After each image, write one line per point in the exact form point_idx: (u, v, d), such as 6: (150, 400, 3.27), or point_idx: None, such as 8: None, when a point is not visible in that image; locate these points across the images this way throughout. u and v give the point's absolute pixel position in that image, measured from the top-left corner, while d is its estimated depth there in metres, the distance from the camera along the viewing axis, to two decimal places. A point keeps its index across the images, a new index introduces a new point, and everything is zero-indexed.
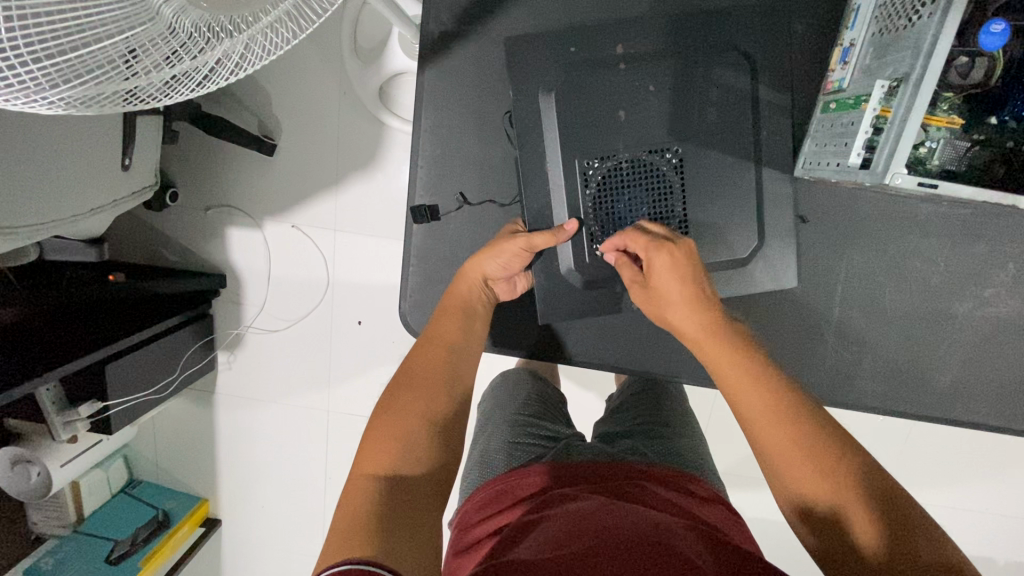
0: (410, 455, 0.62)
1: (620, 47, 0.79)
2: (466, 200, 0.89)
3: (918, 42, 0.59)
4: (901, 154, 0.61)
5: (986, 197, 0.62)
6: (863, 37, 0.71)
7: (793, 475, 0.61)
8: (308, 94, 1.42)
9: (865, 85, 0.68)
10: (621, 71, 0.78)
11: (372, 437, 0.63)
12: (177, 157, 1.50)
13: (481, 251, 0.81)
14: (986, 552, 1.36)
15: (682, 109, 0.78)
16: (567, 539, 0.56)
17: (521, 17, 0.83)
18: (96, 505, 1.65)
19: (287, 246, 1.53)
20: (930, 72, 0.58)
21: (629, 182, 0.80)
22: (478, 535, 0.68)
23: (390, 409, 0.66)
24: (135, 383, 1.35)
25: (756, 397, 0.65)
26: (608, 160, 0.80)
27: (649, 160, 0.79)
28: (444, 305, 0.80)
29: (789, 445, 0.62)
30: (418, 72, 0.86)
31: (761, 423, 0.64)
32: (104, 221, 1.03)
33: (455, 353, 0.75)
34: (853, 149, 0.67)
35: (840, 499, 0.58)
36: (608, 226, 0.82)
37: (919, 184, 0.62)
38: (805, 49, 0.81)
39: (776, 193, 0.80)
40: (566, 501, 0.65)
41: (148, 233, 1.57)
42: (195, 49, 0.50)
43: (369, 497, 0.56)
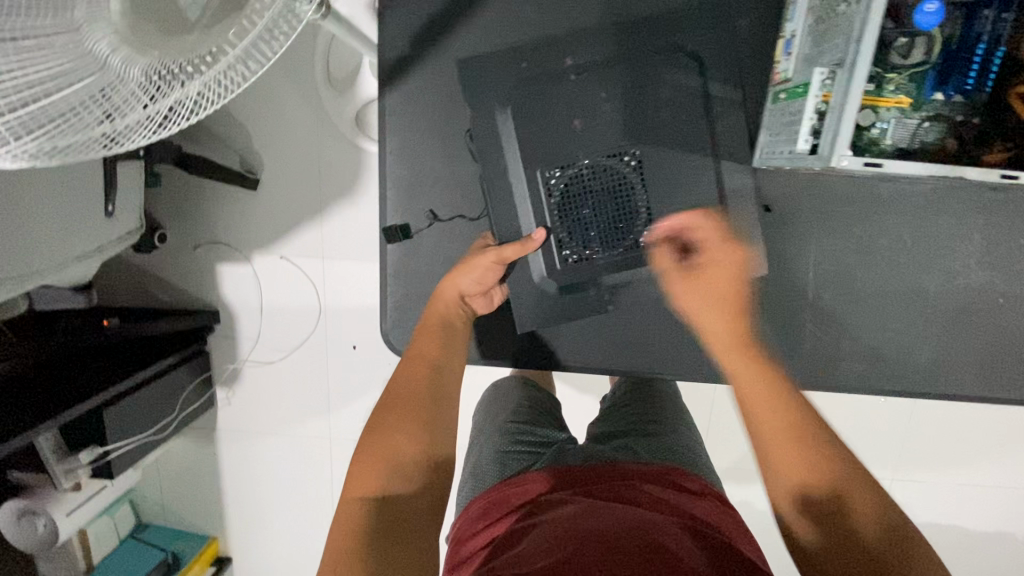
0: (399, 473, 0.63)
1: (569, 60, 0.81)
2: (436, 217, 0.90)
3: (851, 27, 0.61)
4: (843, 138, 0.64)
5: (928, 170, 0.67)
6: (803, 28, 0.73)
7: (814, 477, 0.62)
8: (285, 127, 1.45)
9: (807, 73, 0.69)
10: (572, 81, 0.80)
11: (361, 460, 0.63)
12: (161, 198, 1.52)
13: (455, 269, 0.83)
14: (990, 522, 1.36)
15: (637, 111, 0.80)
16: (560, 547, 0.56)
17: (476, 34, 0.85)
18: (105, 552, 1.64)
19: (276, 277, 1.55)
20: (863, 56, 0.60)
21: (591, 188, 0.82)
22: (473, 547, 0.68)
23: (376, 431, 0.66)
24: (135, 426, 1.35)
25: (761, 388, 0.69)
26: (570, 169, 0.81)
27: (610, 164, 0.81)
28: (423, 323, 0.81)
29: (793, 437, 0.65)
30: (381, 97, 0.88)
31: (773, 420, 0.67)
32: (91, 267, 1.04)
33: (437, 366, 0.75)
34: (800, 136, 0.69)
35: (863, 506, 0.60)
36: (576, 233, 0.83)
37: (863, 165, 0.66)
38: (754, 42, 0.83)
39: (740, 183, 0.81)
40: (558, 505, 0.66)
41: (138, 274, 1.58)
42: (146, 97, 0.52)
43: (360, 522, 0.58)
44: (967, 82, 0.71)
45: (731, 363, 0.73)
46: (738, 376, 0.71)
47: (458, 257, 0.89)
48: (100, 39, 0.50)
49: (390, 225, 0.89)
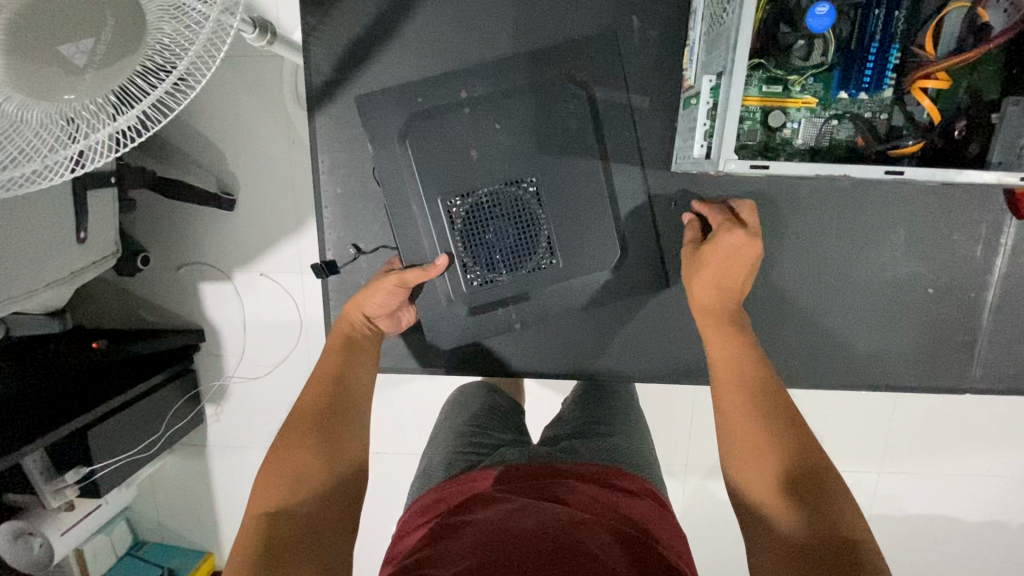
0: (305, 484, 0.64)
1: (464, 91, 0.86)
2: (358, 249, 0.94)
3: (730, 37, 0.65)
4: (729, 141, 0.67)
5: (809, 171, 0.73)
6: (699, 35, 0.77)
7: (782, 450, 0.70)
8: (251, 147, 1.49)
9: (700, 78, 0.74)
10: (465, 114, 0.86)
11: (267, 472, 0.65)
12: (139, 223, 1.57)
13: (359, 293, 0.86)
14: (969, 505, 1.36)
15: (545, 129, 0.86)
16: (481, 546, 0.61)
17: (403, 52, 0.88)
18: (103, 570, 1.68)
19: (258, 294, 1.58)
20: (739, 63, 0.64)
21: (493, 214, 0.87)
22: (405, 544, 0.72)
23: (285, 443, 0.68)
24: (120, 444, 1.39)
25: (742, 377, 0.78)
26: (470, 197, 0.86)
27: (508, 191, 0.86)
28: (326, 344, 0.84)
29: (766, 420, 0.73)
30: (312, 118, 0.90)
31: (756, 406, 0.75)
32: (66, 292, 1.08)
33: (343, 383, 0.77)
34: (696, 143, 0.75)
35: (824, 476, 0.67)
36: (481, 255, 0.89)
37: (749, 168, 0.66)
38: (667, 50, 0.86)
39: (632, 195, 0.91)
40: (491, 504, 0.71)
41: (124, 297, 1.63)
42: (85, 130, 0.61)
43: (261, 529, 0.59)
44: (863, 79, 0.83)
45: (721, 355, 0.81)
46: (729, 369, 0.79)
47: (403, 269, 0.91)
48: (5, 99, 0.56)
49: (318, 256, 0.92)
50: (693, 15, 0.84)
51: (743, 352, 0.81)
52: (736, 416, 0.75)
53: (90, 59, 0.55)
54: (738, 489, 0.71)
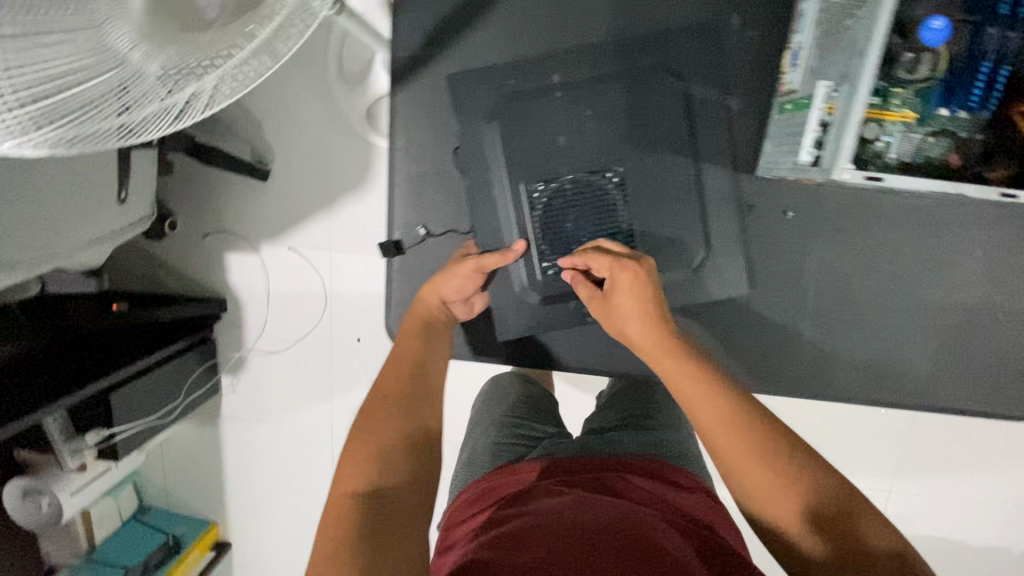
0: (386, 466, 0.63)
1: (555, 77, 0.84)
2: (429, 232, 0.92)
3: (859, 42, 0.62)
4: (845, 152, 0.65)
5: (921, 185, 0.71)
6: (809, 41, 0.74)
7: (794, 480, 0.60)
8: (295, 120, 1.47)
9: (810, 85, 0.71)
10: (557, 99, 0.83)
11: (351, 454, 0.64)
12: (174, 186, 1.55)
13: (437, 277, 0.85)
14: (983, 530, 1.36)
15: (636, 119, 0.82)
16: (545, 537, 0.62)
17: (487, 35, 0.87)
18: (107, 532, 1.67)
19: (285, 267, 1.56)
20: (865, 73, 0.61)
21: (574, 203, 0.84)
22: (458, 534, 0.74)
23: (367, 425, 0.67)
24: (139, 409, 1.37)
25: (707, 407, 0.66)
26: (552, 183, 0.83)
27: (593, 180, 0.83)
28: (406, 328, 0.82)
29: (750, 451, 0.62)
30: (392, 93, 0.89)
31: (727, 439, 0.63)
32: (103, 252, 1.06)
33: (421, 365, 0.76)
34: (802, 148, 0.71)
35: (843, 500, 0.58)
36: (558, 245, 0.86)
37: (863, 177, 0.67)
38: (756, 53, 0.84)
39: (718, 193, 0.82)
40: (543, 498, 0.72)
41: (150, 261, 1.61)
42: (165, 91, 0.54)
43: (348, 512, 0.58)
44: (971, 98, 0.83)
45: (679, 382, 0.69)
46: (692, 397, 0.67)
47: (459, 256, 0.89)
48: (121, 37, 0.50)
49: (387, 239, 0.89)
50: (799, 17, 0.80)
51: (704, 379, 0.68)
52: (731, 454, 0.63)
53: (221, 11, 0.56)
54: (764, 525, 0.61)
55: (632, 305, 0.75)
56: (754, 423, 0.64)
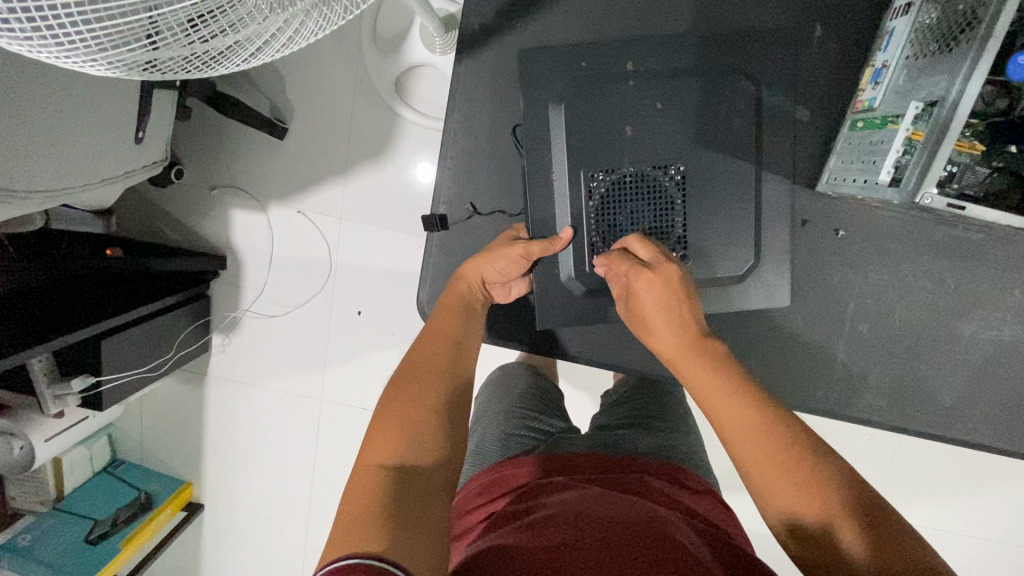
0: (417, 446, 0.62)
1: (630, 64, 0.78)
2: (476, 210, 0.86)
3: (955, 66, 0.58)
4: (932, 173, 0.60)
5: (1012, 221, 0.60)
6: (897, 59, 0.69)
7: (779, 496, 0.59)
8: (325, 81, 1.42)
9: (898, 106, 0.66)
10: (630, 88, 0.77)
11: (380, 428, 0.63)
12: (189, 135, 1.49)
13: (478, 255, 0.81)
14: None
15: (708, 117, 0.76)
16: (558, 530, 0.61)
17: (561, 11, 0.81)
18: (77, 482, 1.62)
19: (292, 230, 1.52)
20: (966, 96, 0.57)
21: (631, 197, 0.78)
22: (471, 521, 0.73)
23: (397, 401, 0.66)
24: (127, 360, 1.32)
25: (719, 403, 0.65)
26: (612, 173, 0.78)
27: (656, 176, 0.78)
28: (443, 303, 0.80)
29: (755, 452, 0.61)
30: (454, 62, 0.84)
31: (736, 437, 0.63)
32: (113, 192, 1.01)
33: (458, 346, 0.75)
34: (883, 167, 0.66)
35: (827, 519, 0.57)
36: (609, 238, 0.80)
37: (946, 206, 0.61)
38: (839, 65, 0.80)
39: (775, 201, 0.79)
40: (556, 492, 0.70)
41: (152, 209, 1.55)
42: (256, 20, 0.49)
43: (378, 487, 0.56)
44: None
45: (691, 375, 0.68)
46: (703, 393, 0.66)
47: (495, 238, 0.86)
48: None
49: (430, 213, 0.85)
50: (885, 34, 0.76)
51: (707, 391, 0.66)
52: (736, 461, 0.64)
53: None
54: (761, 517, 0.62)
55: (652, 311, 0.71)
56: (766, 423, 0.62)
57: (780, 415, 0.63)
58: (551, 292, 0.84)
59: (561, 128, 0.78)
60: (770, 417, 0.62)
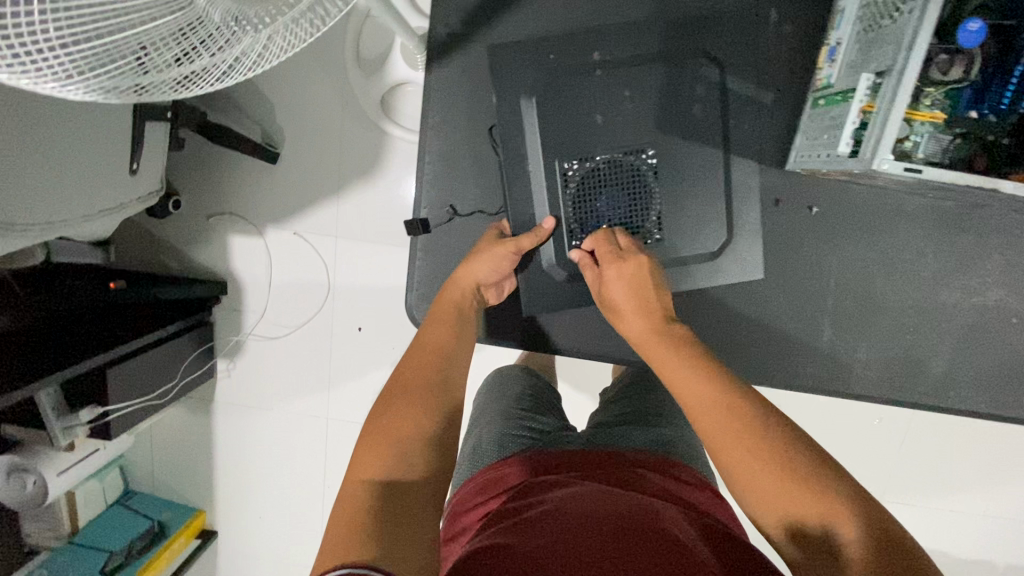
0: (405, 459, 0.63)
1: (597, 54, 0.80)
2: (455, 213, 0.89)
3: (901, 36, 0.59)
4: (889, 138, 0.59)
5: (969, 181, 0.60)
6: (849, 35, 0.71)
7: (772, 496, 0.58)
8: (312, 103, 1.45)
9: (852, 79, 0.68)
10: (597, 78, 0.79)
11: (369, 442, 0.64)
12: (182, 166, 1.52)
13: (470, 258, 0.83)
14: (986, 553, 1.33)
15: (672, 105, 0.79)
16: (558, 526, 0.61)
17: (525, 16, 0.84)
18: (91, 516, 1.63)
19: (288, 252, 1.55)
20: (913, 63, 0.58)
21: (607, 184, 0.81)
22: (468, 521, 0.73)
23: (385, 415, 0.67)
24: (132, 390, 1.34)
25: (696, 389, 0.65)
26: (584, 163, 0.80)
27: (628, 161, 0.80)
28: (435, 312, 0.81)
29: (733, 438, 0.61)
30: (425, 72, 0.86)
31: (715, 423, 0.62)
32: (111, 223, 1.04)
33: (446, 357, 0.75)
34: (841, 139, 0.66)
35: (821, 514, 0.55)
36: (588, 224, 0.83)
37: (903, 170, 0.59)
38: (802, 45, 0.81)
39: (747, 183, 0.80)
40: (552, 489, 0.71)
41: (150, 239, 1.58)
42: (221, 40, 0.50)
43: (363, 501, 0.57)
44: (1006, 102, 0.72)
45: (666, 365, 0.68)
46: (677, 381, 0.66)
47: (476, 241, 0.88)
48: None
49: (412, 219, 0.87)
50: (836, 15, 0.78)
51: (688, 392, 0.66)
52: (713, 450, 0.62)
53: None
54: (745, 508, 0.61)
55: (633, 315, 0.74)
56: (741, 408, 0.62)
57: (760, 409, 0.62)
58: (537, 285, 0.87)
59: (532, 128, 0.80)
60: (752, 410, 0.62)
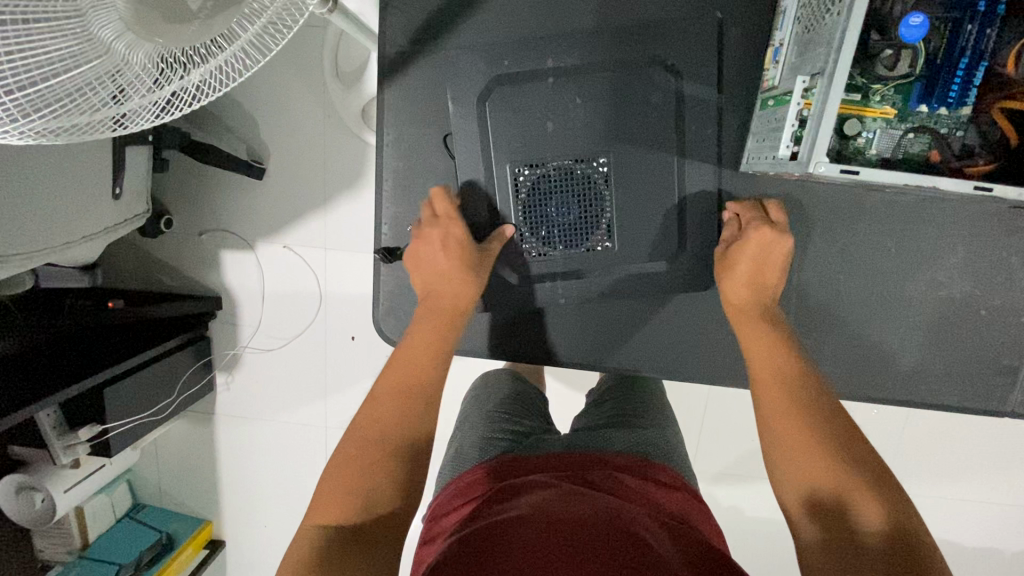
0: (364, 503, 0.64)
1: (551, 60, 0.80)
2: (422, 229, 0.89)
3: (830, 37, 0.59)
4: (822, 142, 0.60)
5: (907, 180, 0.60)
6: (789, 36, 0.70)
7: (805, 464, 0.64)
8: (290, 116, 1.44)
9: (789, 80, 0.68)
10: (549, 85, 0.80)
11: (336, 480, 0.65)
12: (167, 185, 1.54)
13: (449, 283, 0.80)
14: (985, 540, 1.32)
15: (625, 110, 0.80)
16: (540, 523, 0.63)
17: (476, 28, 0.83)
18: (101, 530, 1.67)
19: (278, 265, 1.56)
20: (841, 64, 0.58)
21: (558, 189, 0.83)
22: (446, 524, 0.74)
23: (356, 452, 0.67)
24: (130, 406, 1.37)
25: (772, 365, 0.71)
26: (536, 169, 0.82)
27: (579, 169, 0.82)
28: (415, 333, 0.77)
29: (797, 412, 0.67)
30: (380, 89, 0.86)
31: (782, 397, 0.68)
32: (97, 248, 1.06)
33: (420, 396, 0.72)
34: (781, 141, 0.66)
35: (840, 483, 0.61)
36: (539, 228, 0.84)
37: (840, 172, 0.60)
38: (753, 43, 0.80)
39: (702, 186, 0.82)
40: (525, 491, 0.72)
41: (141, 259, 1.61)
42: (150, 82, 0.52)
43: (319, 548, 0.60)
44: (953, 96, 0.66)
45: (756, 340, 0.74)
46: (760, 354, 0.73)
47: (427, 247, 0.82)
48: (106, 24, 0.47)
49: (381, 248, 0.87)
50: (781, 15, 0.78)
51: (762, 365, 0.72)
52: (769, 421, 0.68)
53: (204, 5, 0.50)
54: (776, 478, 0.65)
55: (739, 279, 0.77)
56: (812, 393, 0.68)
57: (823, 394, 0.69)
58: (504, 295, 0.87)
59: (491, 141, 0.82)
60: (819, 399, 0.68)
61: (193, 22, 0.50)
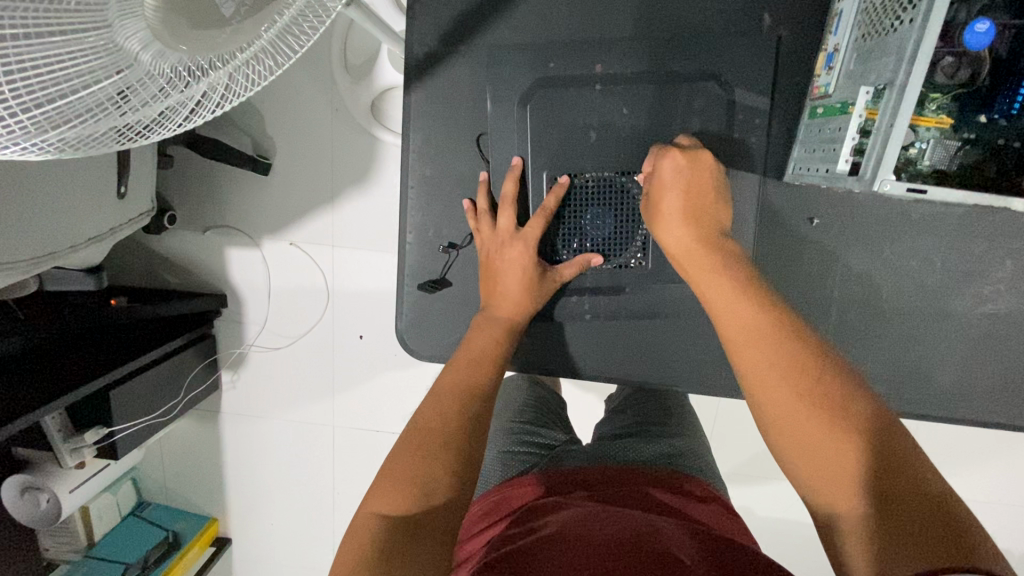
0: (421, 490, 0.58)
1: (597, 66, 0.78)
2: (455, 247, 0.86)
3: (900, 47, 0.60)
4: (888, 161, 0.63)
5: (971, 199, 0.66)
6: (847, 42, 0.70)
7: (800, 459, 0.56)
8: (301, 112, 1.40)
9: (851, 91, 0.67)
10: (597, 92, 0.78)
11: (388, 471, 0.59)
12: (172, 181, 1.50)
13: (511, 291, 0.77)
14: (1002, 543, 1.31)
15: (664, 118, 0.78)
16: (573, 547, 0.60)
17: (511, 30, 0.80)
18: (107, 529, 1.65)
19: (286, 263, 1.52)
20: (913, 78, 0.59)
21: (595, 201, 0.81)
22: (470, 549, 0.71)
23: (414, 438, 0.62)
24: (137, 407, 1.35)
25: (747, 324, 0.62)
26: (575, 179, 0.80)
27: (619, 181, 0.80)
28: (480, 330, 0.76)
29: (778, 393, 0.58)
30: (405, 92, 0.83)
31: (762, 373, 0.60)
32: (101, 249, 1.02)
33: (473, 391, 0.68)
34: (841, 154, 0.68)
35: (842, 474, 0.54)
36: (572, 239, 0.83)
37: (905, 189, 0.64)
38: (800, 48, 0.77)
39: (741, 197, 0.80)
40: (553, 511, 0.69)
41: (146, 255, 1.57)
42: (176, 92, 0.49)
43: (373, 538, 0.54)
44: (1015, 104, 0.64)
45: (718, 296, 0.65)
46: (728, 313, 0.64)
47: (512, 258, 0.78)
48: (131, 34, 0.44)
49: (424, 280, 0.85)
50: (832, 19, 0.75)
51: (743, 347, 0.61)
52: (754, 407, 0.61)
53: (238, 9, 0.49)
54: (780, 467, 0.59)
55: (671, 221, 0.71)
56: (791, 352, 0.59)
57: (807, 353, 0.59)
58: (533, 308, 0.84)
59: (525, 151, 0.81)
60: (801, 366, 0.58)
61: (224, 29, 0.49)
